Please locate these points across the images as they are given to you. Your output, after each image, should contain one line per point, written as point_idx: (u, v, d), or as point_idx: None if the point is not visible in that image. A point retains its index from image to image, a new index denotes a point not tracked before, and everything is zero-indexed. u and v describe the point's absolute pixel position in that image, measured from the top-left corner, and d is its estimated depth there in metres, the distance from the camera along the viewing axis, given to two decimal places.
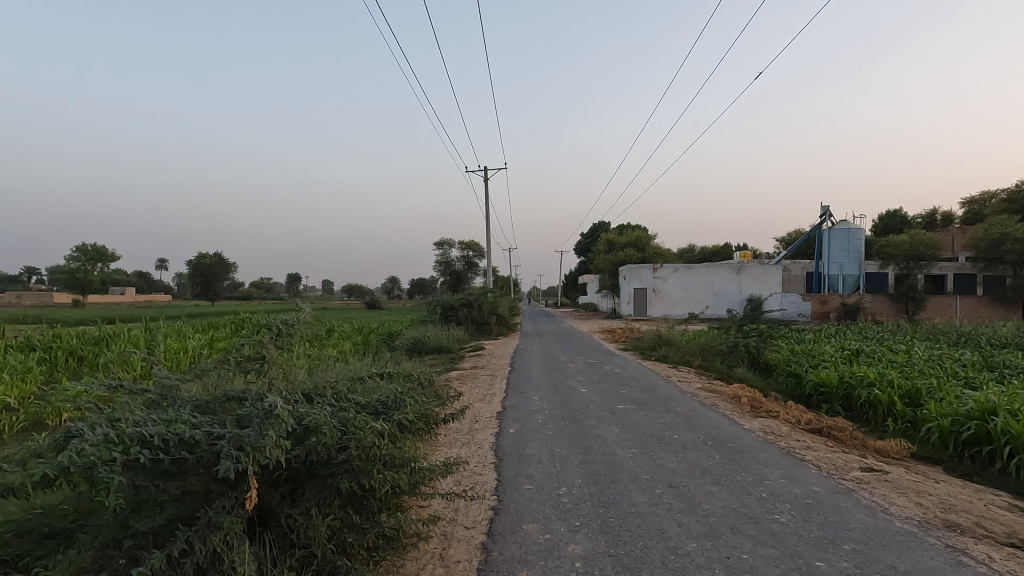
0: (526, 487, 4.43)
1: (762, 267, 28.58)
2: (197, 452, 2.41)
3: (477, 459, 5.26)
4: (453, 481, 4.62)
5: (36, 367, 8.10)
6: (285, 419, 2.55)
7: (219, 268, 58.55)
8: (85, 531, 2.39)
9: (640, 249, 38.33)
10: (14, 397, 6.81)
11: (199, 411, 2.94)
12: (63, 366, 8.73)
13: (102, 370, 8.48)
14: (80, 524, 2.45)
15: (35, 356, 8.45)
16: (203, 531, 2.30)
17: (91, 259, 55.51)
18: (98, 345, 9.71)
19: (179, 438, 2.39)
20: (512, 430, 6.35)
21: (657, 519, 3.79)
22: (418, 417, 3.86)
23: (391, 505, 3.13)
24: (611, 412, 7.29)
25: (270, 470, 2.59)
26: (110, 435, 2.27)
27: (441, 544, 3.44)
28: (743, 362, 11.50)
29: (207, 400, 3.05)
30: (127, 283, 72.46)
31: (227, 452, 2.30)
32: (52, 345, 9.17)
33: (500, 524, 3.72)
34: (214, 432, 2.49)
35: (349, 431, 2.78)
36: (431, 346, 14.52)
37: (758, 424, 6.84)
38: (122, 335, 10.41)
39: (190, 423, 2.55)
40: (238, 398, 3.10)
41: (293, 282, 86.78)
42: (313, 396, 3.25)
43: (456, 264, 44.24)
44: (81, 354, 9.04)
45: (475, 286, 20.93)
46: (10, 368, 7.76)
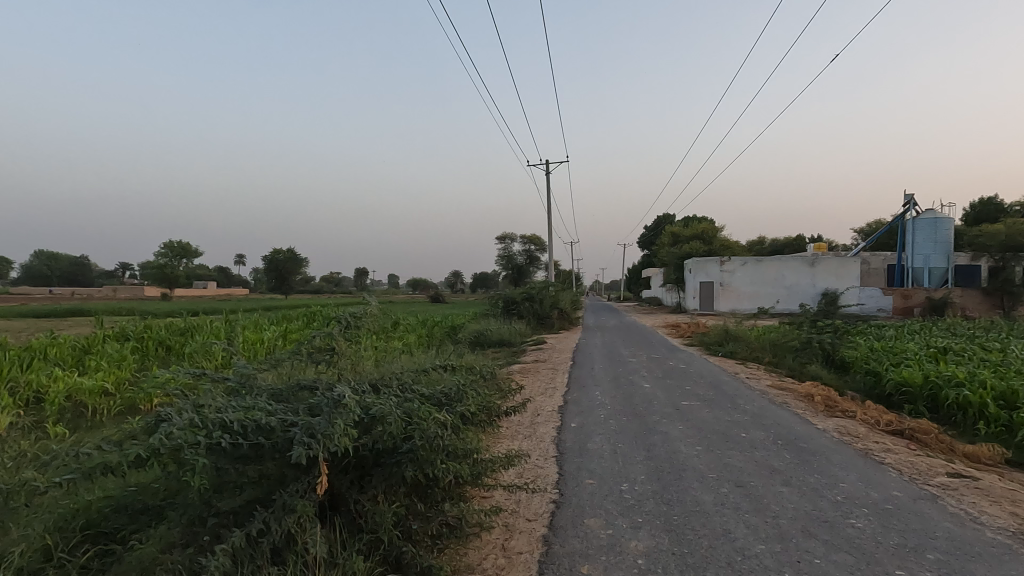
0: (588, 481, 4.43)
1: (839, 260, 27.17)
2: (273, 438, 2.54)
3: (539, 452, 5.30)
4: (515, 473, 4.67)
5: (130, 355, 8.76)
6: (352, 409, 2.63)
7: (293, 263, 61.33)
8: (174, 508, 2.57)
9: (707, 242, 37.22)
10: (111, 383, 7.41)
11: (274, 399, 3.11)
12: (154, 354, 9.42)
13: (188, 358, 9.08)
14: (168, 502, 2.62)
15: (129, 346, 9.14)
16: (279, 512, 2.43)
17: (177, 255, 58.40)
18: (184, 335, 10.41)
19: (254, 425, 2.52)
20: (574, 424, 6.35)
21: (723, 519, 3.70)
22: (481, 409, 3.91)
23: (455, 495, 3.18)
24: (675, 408, 7.15)
25: (339, 458, 2.70)
26: (195, 420, 2.44)
27: (503, 535, 3.48)
28: (817, 360, 10.99)
29: (282, 389, 3.21)
30: (209, 278, 77.13)
31: (300, 438, 2.41)
32: (144, 336, 9.90)
33: (562, 518, 3.73)
34: (287, 419, 2.62)
35: (413, 421, 2.84)
36: (494, 339, 14.69)
37: (832, 424, 6.55)
38: (205, 326, 11.11)
39: (266, 410, 2.70)
40: (310, 387, 3.24)
41: (362, 276, 89.25)
42: (379, 387, 3.35)
43: (518, 258, 44.58)
44: (169, 344, 9.71)
45: (537, 279, 21.04)
46: (108, 356, 8.45)
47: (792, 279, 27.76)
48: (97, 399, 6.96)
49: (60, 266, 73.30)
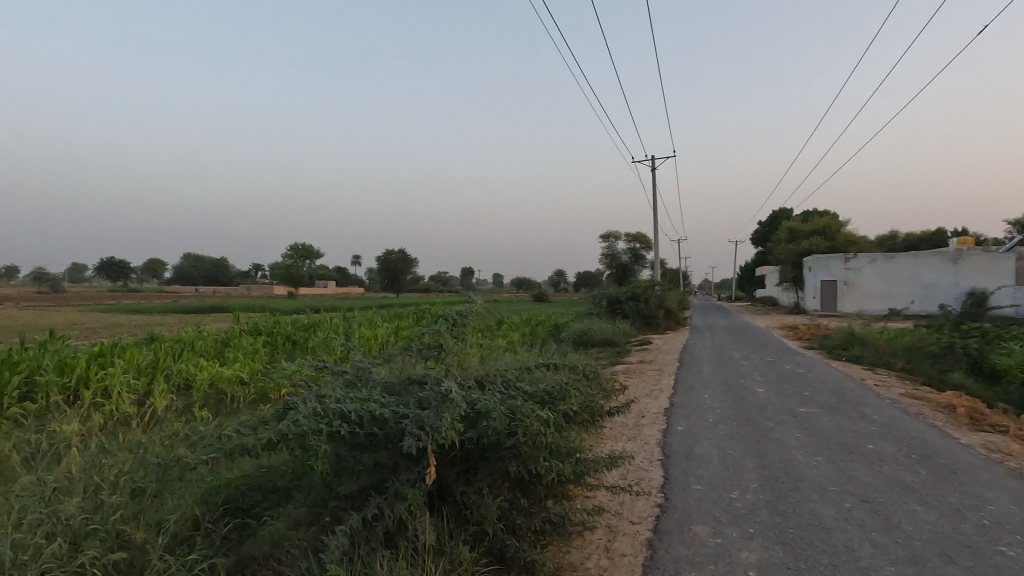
0: (695, 487, 4.29)
1: (988, 256, 24.25)
2: (386, 429, 2.69)
3: (643, 454, 5.20)
4: (619, 474, 4.61)
5: (262, 349, 9.60)
6: (459, 403, 2.72)
7: (404, 263, 64.22)
8: (299, 489, 2.79)
9: (829, 237, 34.59)
10: (247, 373, 8.18)
11: (387, 392, 3.29)
12: (282, 348, 10.29)
13: (311, 353, 9.82)
14: (295, 483, 2.85)
15: (261, 339, 10.05)
16: (391, 499, 2.57)
17: (301, 256, 63.25)
18: (308, 331, 11.29)
19: (370, 416, 2.69)
20: (680, 428, 6.15)
21: (846, 536, 3.44)
22: (584, 409, 3.89)
23: (558, 493, 3.20)
24: (792, 415, 6.73)
25: (447, 451, 2.81)
26: (318, 410, 2.64)
27: (606, 535, 3.45)
28: (961, 367, 9.88)
29: (394, 382, 3.39)
30: (330, 278, 82.82)
31: (411, 430, 2.54)
32: (274, 330, 10.85)
33: (667, 523, 3.64)
34: (399, 411, 2.76)
35: (517, 417, 2.88)
36: (597, 339, 14.56)
37: (978, 440, 5.86)
38: (326, 322, 11.97)
39: (380, 402, 2.86)
40: (420, 381, 3.39)
41: (467, 275, 91.63)
42: (484, 383, 3.44)
43: (622, 257, 43.92)
44: (295, 339, 10.56)
45: (642, 278, 20.61)
46: (244, 348, 9.35)
47: (930, 277, 25.15)
48: (235, 388, 7.70)
49: (204, 267, 81.65)
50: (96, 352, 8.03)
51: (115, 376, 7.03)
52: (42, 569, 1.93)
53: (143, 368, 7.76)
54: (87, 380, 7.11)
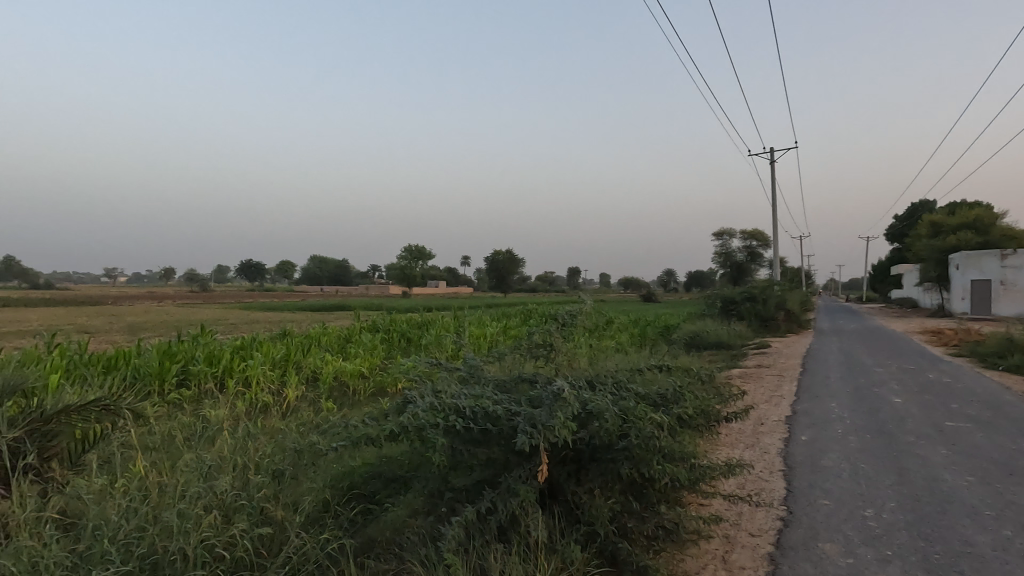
0: (822, 502, 3.99)
1: None
2: (499, 425, 2.75)
3: (763, 463, 4.92)
4: (736, 483, 4.40)
5: (380, 345, 10.19)
6: (571, 403, 2.72)
7: (511, 263, 65.21)
8: (417, 479, 2.93)
9: (981, 231, 30.86)
10: (367, 367, 8.71)
11: (499, 390, 3.36)
12: (398, 344, 10.85)
13: (424, 350, 10.27)
14: (413, 473, 3.00)
15: (379, 336, 10.66)
16: (504, 494, 2.63)
17: (415, 258, 66.26)
18: (422, 329, 11.82)
19: (483, 412, 2.76)
20: (805, 438, 5.75)
21: (1004, 567, 3.05)
22: (699, 413, 3.74)
23: (671, 499, 3.11)
24: (937, 429, 6.07)
25: (558, 450, 2.82)
26: (435, 404, 2.75)
27: (723, 546, 3.30)
28: None
29: (506, 380, 3.46)
30: (441, 278, 85.94)
31: (523, 427, 2.57)
32: (391, 328, 11.47)
33: (791, 538, 3.42)
34: (511, 409, 2.82)
35: (629, 419, 2.83)
36: (710, 341, 13.98)
37: None
38: (438, 321, 12.46)
39: (493, 400, 2.93)
40: (530, 380, 3.43)
41: (574, 275, 91.39)
42: (595, 384, 3.42)
43: (738, 255, 41.83)
44: (410, 337, 11.09)
45: (759, 278, 19.51)
46: (364, 345, 9.96)
47: None
48: (356, 381, 8.22)
49: (328, 268, 87.89)
50: (238, 346, 8.91)
51: (255, 367, 7.77)
52: (201, 536, 2.17)
53: (277, 361, 8.50)
54: (232, 371, 7.92)
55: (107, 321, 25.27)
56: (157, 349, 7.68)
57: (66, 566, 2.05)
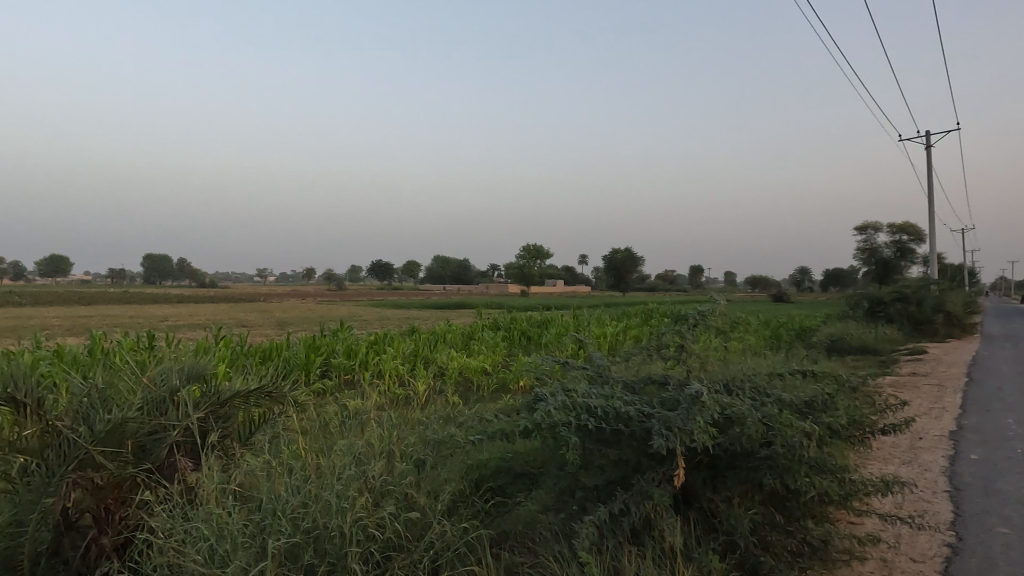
0: (1001, 530, 3.52)
1: None
2: (631, 427, 2.71)
3: (924, 482, 4.43)
4: (892, 502, 4.00)
5: (502, 343, 10.44)
6: (710, 407, 2.61)
7: (630, 262, 63.83)
8: (547, 476, 2.98)
9: None
10: (490, 364, 8.96)
11: (629, 390, 3.32)
12: (518, 342, 11.06)
13: (545, 349, 10.38)
14: (543, 470, 3.04)
15: (501, 334, 10.94)
16: (637, 496, 2.60)
17: (533, 256, 66.95)
18: (542, 328, 11.97)
19: (615, 412, 2.74)
20: (975, 456, 5.09)
21: None
22: (850, 423, 3.45)
23: (819, 514, 2.90)
24: None
25: (693, 454, 2.73)
26: (567, 403, 2.77)
27: (880, 570, 3.02)
28: None
29: (635, 382, 3.40)
30: (558, 277, 86.40)
31: (658, 430, 2.52)
32: (512, 326, 11.73)
33: (962, 568, 3.05)
34: (644, 410, 2.77)
35: (773, 427, 2.67)
36: (854, 345, 12.81)
37: None
38: (557, 320, 12.55)
39: (624, 400, 2.89)
40: (661, 382, 3.35)
41: (696, 273, 87.73)
42: (731, 388, 3.27)
43: (885, 251, 37.94)
44: (530, 335, 11.27)
45: (913, 276, 17.57)
46: (487, 342, 10.27)
47: None
48: (480, 377, 8.49)
49: (451, 268, 91.38)
50: (372, 340, 9.55)
51: (387, 361, 8.28)
52: (356, 517, 2.35)
53: (407, 356, 9.01)
54: (367, 363, 8.50)
55: (261, 316, 28.13)
56: (303, 342, 8.44)
57: (246, 534, 2.32)
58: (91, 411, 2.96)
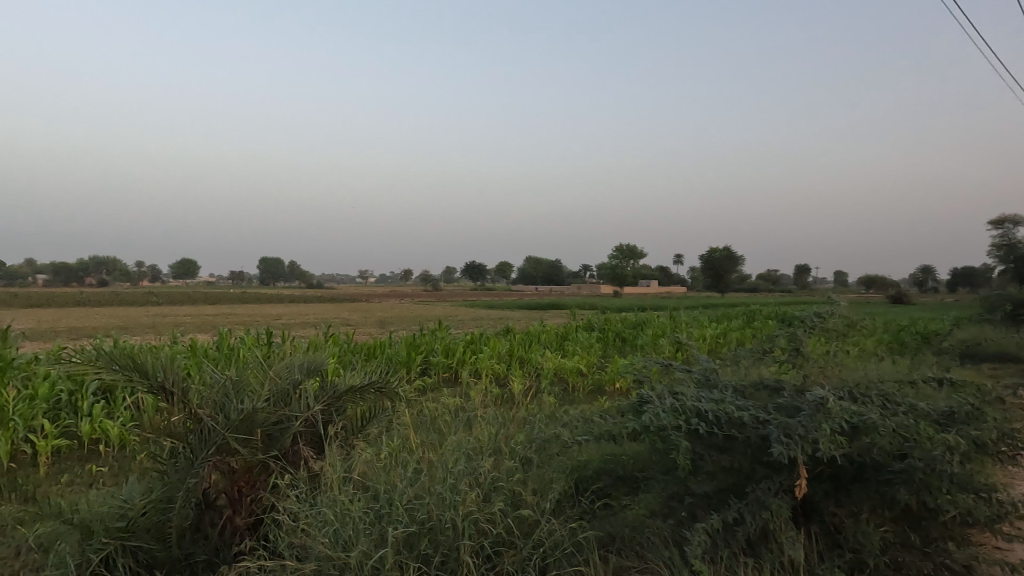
0: None
1: None
2: (745, 433, 2.60)
3: None
4: None
5: (596, 344, 10.34)
6: (836, 414, 2.45)
7: (730, 261, 61.09)
8: (655, 480, 2.91)
9: None
10: (585, 365, 8.90)
11: (740, 395, 3.18)
12: (613, 343, 10.92)
13: (641, 350, 10.18)
14: (650, 474, 2.98)
15: (595, 335, 10.84)
16: (753, 506, 2.49)
17: (626, 257, 65.75)
18: (637, 329, 11.75)
19: (727, 417, 2.64)
20: None
21: None
22: (998, 437, 3.11)
23: (961, 536, 2.64)
24: None
25: (815, 465, 2.57)
26: (676, 406, 2.69)
27: None
28: None
29: (746, 386, 3.25)
30: (652, 277, 84.40)
31: (778, 437, 2.39)
32: (606, 328, 11.61)
33: None
34: (759, 416, 2.64)
35: (910, 438, 2.46)
36: (990, 351, 11.55)
37: None
38: (653, 321, 12.28)
39: (737, 405, 2.77)
40: (775, 387, 3.18)
41: (803, 272, 82.54)
42: (856, 395, 3.04)
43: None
44: (625, 336, 11.10)
45: None
46: (581, 343, 10.22)
47: None
48: (575, 378, 8.46)
49: (543, 269, 91.69)
50: (469, 340, 9.78)
51: (484, 360, 8.46)
52: (467, 511, 2.42)
53: (503, 355, 9.16)
54: (464, 362, 8.72)
55: (364, 316, 29.62)
56: (405, 340, 8.80)
57: (366, 521, 2.45)
58: (225, 400, 3.22)
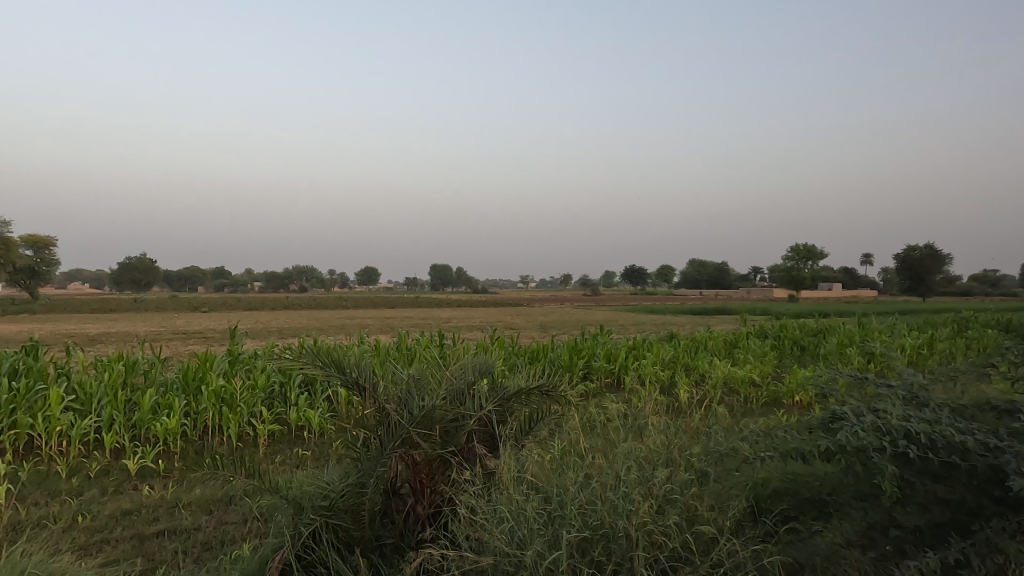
0: None
1: None
2: (970, 461, 2.23)
3: None
4: None
5: (770, 352, 9.59)
6: None
7: (935, 260, 53.00)
8: (852, 508, 2.61)
9: None
10: (758, 375, 8.29)
11: (961, 415, 2.73)
12: (790, 352, 10.05)
13: (824, 360, 9.24)
14: (846, 500, 2.68)
15: (769, 343, 10.07)
16: (982, 548, 2.12)
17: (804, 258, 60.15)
18: (818, 337, 10.71)
19: (945, 441, 2.28)
20: None
21: None
22: None
23: None
24: None
25: None
26: (879, 424, 2.40)
27: None
28: None
29: (968, 406, 2.79)
30: (836, 280, 76.25)
31: (1016, 468, 2.02)
32: (781, 335, 10.74)
33: None
34: (989, 442, 2.25)
35: None
36: None
37: None
38: (838, 328, 11.11)
39: (957, 427, 2.39)
40: (1009, 409, 2.69)
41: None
42: None
43: None
44: (804, 345, 10.17)
45: None
46: (753, 350, 9.55)
47: None
48: (748, 388, 7.90)
49: (709, 272, 87.13)
50: (632, 345, 9.62)
51: (648, 367, 8.27)
52: (641, 520, 2.36)
53: (667, 362, 8.87)
54: (627, 368, 8.59)
55: (526, 320, 30.44)
56: (567, 345, 8.89)
57: (540, 522, 2.50)
58: (408, 396, 3.48)
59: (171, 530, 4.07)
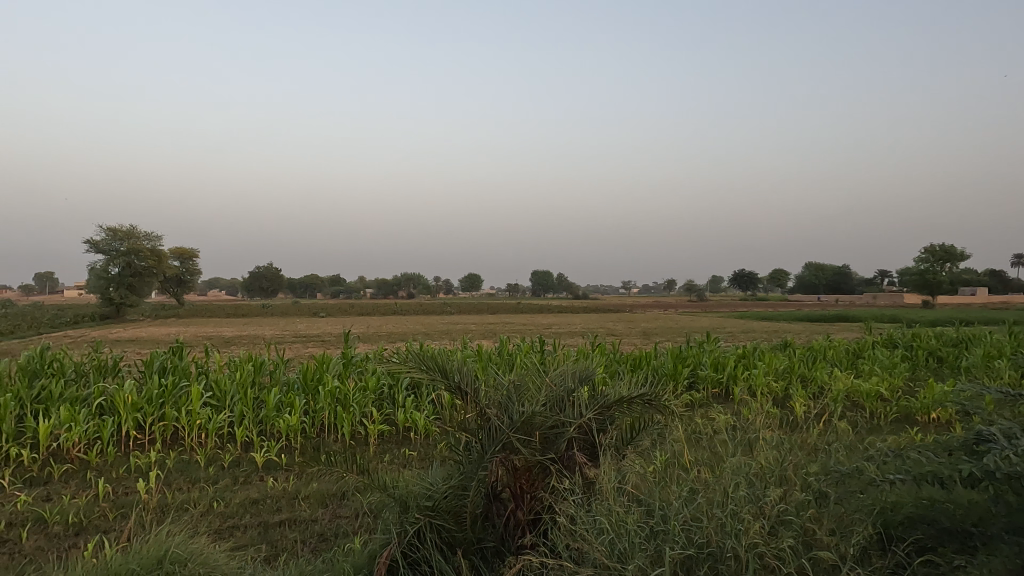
0: None
1: None
2: None
3: None
4: None
5: (901, 363, 8.73)
6: None
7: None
8: (1001, 543, 2.30)
9: None
10: (886, 389, 7.57)
11: None
12: (924, 364, 9.10)
13: (965, 373, 8.28)
14: (993, 534, 2.37)
15: (899, 353, 9.18)
16: None
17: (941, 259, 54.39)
18: (958, 347, 9.63)
19: None
20: None
21: None
22: None
23: None
24: None
25: None
26: None
27: None
28: None
29: None
30: (980, 284, 68.28)
31: None
32: (913, 344, 9.75)
33: None
34: None
35: None
36: None
37: None
38: (982, 338, 9.93)
39: None
40: None
41: None
42: None
43: None
44: (941, 356, 9.18)
45: None
46: (880, 361, 8.74)
47: None
48: (874, 403, 7.24)
49: (828, 276, 81.08)
50: (741, 354, 9.12)
51: (759, 378, 7.80)
52: (751, 541, 2.22)
53: (780, 372, 8.33)
54: (736, 377, 8.17)
55: (628, 326, 29.76)
56: (671, 352, 8.59)
57: (641, 536, 2.42)
58: (508, 402, 3.51)
59: (291, 520, 4.38)
